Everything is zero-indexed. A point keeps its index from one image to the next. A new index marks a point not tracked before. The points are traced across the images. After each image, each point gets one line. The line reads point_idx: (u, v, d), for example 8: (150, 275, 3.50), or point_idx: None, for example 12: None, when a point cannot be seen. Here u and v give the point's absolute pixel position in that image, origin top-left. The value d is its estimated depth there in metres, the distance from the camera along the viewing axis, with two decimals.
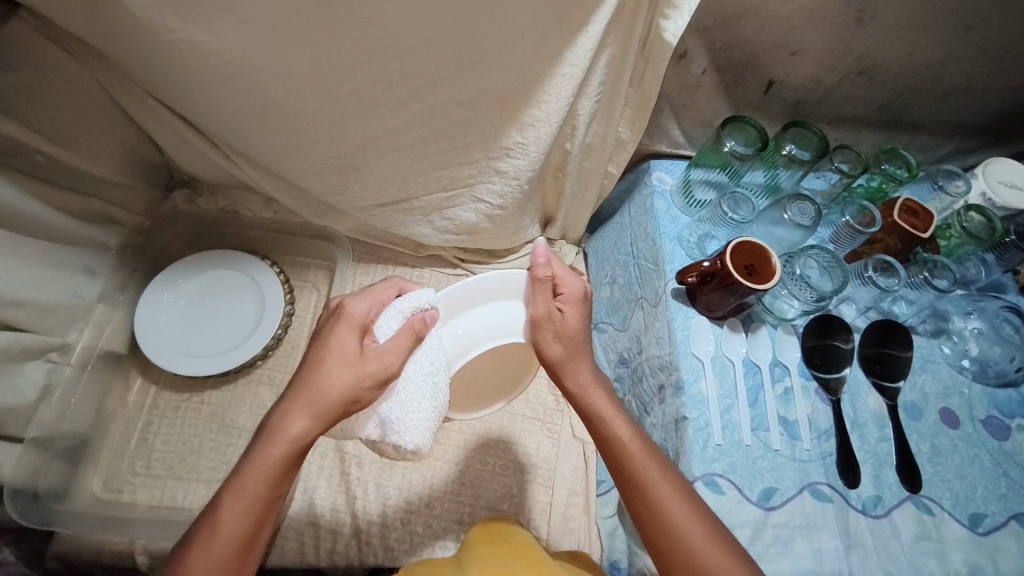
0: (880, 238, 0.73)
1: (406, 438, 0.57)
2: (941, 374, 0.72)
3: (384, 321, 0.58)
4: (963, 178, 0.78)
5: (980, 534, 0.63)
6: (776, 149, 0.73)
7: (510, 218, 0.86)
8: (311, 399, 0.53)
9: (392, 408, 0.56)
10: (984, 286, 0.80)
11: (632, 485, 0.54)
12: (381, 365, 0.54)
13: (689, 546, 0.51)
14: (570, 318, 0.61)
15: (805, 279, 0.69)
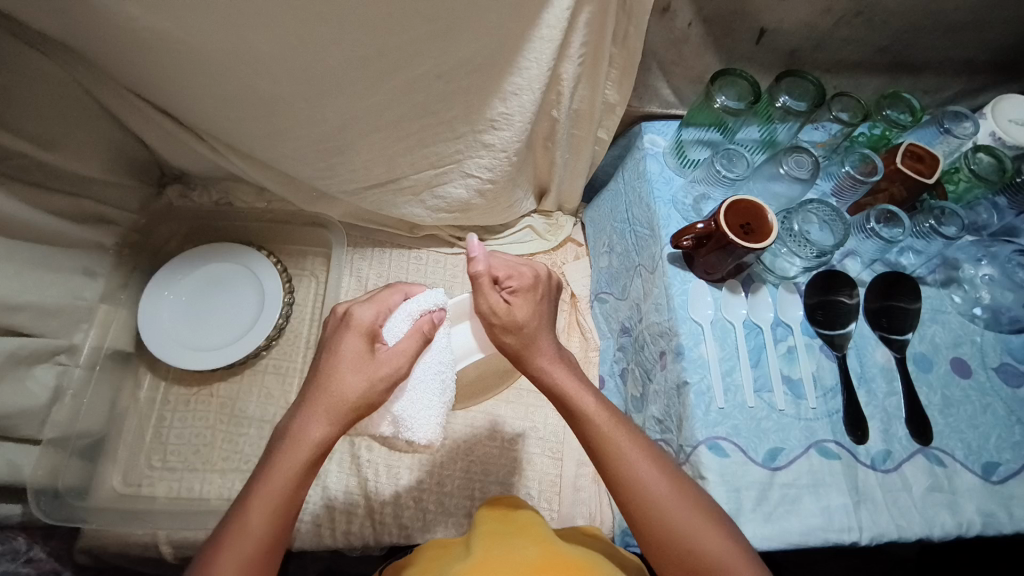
0: (883, 187, 0.70)
1: (419, 433, 0.59)
2: (951, 324, 0.70)
3: (393, 324, 0.59)
4: (970, 119, 0.74)
5: (993, 482, 0.62)
6: (769, 101, 0.70)
7: (502, 192, 0.85)
8: (325, 403, 0.52)
9: (404, 407, 0.59)
10: (996, 231, 0.77)
11: (605, 461, 0.54)
12: (392, 367, 0.55)
13: (665, 519, 0.51)
14: (521, 306, 0.59)
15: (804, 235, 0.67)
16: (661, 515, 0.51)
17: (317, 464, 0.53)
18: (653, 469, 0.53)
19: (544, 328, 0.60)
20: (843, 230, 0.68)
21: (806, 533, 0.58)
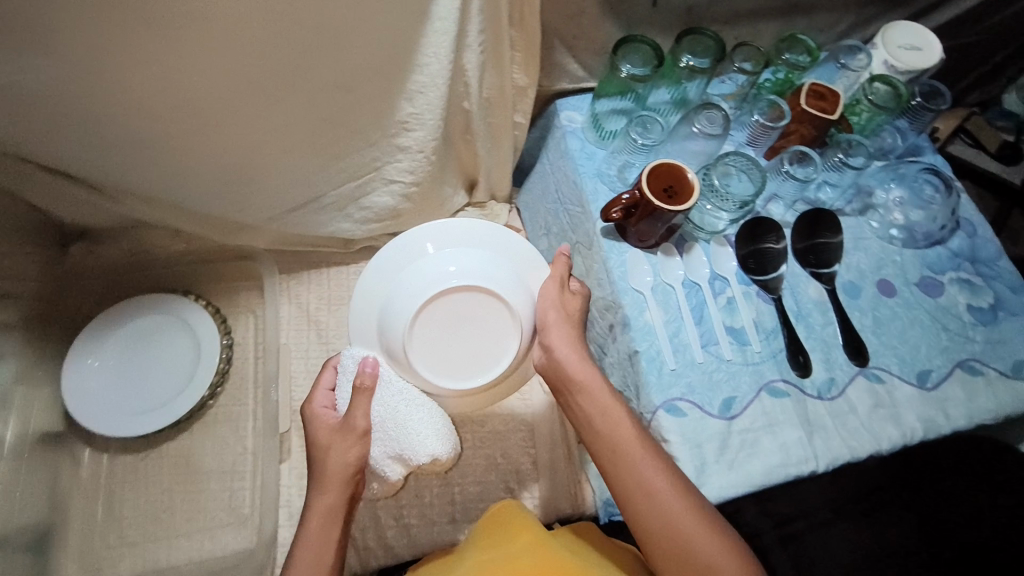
0: (793, 129, 0.71)
1: (419, 453, 0.66)
2: (873, 249, 0.73)
3: (340, 395, 0.65)
4: (864, 52, 0.76)
5: (929, 389, 0.66)
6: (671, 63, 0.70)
7: (428, 193, 0.83)
8: (322, 480, 0.59)
9: (390, 445, 0.66)
10: (903, 153, 0.81)
11: (619, 457, 0.55)
12: (348, 426, 0.61)
13: (665, 534, 0.52)
14: (576, 299, 0.66)
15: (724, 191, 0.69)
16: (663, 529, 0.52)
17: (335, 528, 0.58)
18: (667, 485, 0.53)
19: (578, 335, 0.64)
20: (758, 176, 0.70)
21: (768, 472, 0.60)
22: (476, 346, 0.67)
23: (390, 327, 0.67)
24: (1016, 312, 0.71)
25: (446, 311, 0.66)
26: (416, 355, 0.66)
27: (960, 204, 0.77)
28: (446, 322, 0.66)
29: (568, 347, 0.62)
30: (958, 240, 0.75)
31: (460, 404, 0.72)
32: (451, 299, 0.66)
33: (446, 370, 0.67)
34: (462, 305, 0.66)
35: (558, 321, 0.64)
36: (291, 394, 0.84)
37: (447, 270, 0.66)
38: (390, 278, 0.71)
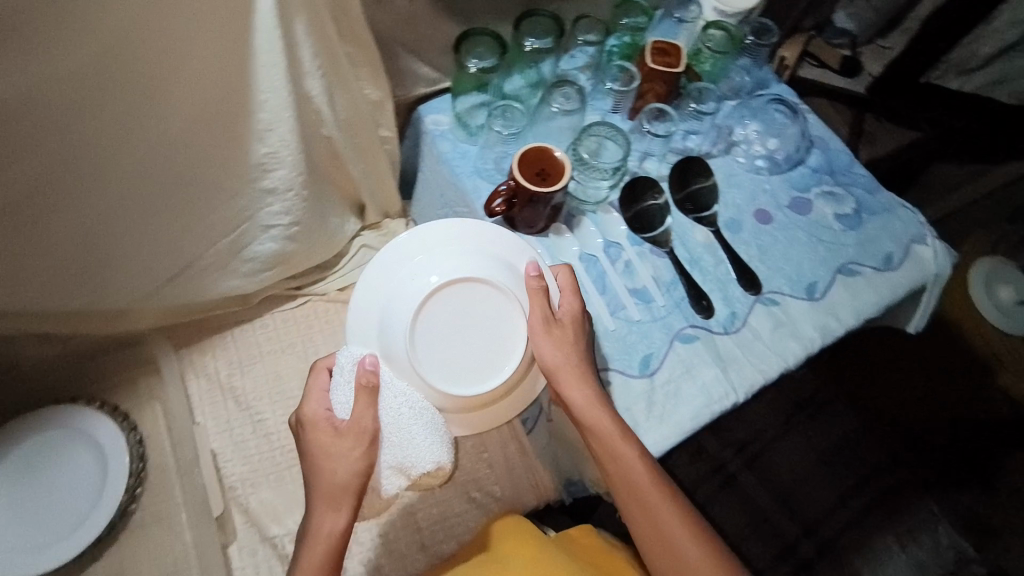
0: (647, 88, 0.72)
1: (424, 463, 0.55)
2: (744, 184, 0.76)
3: (337, 396, 0.55)
4: (694, 4, 0.78)
5: (818, 299, 0.71)
6: (517, 48, 0.71)
7: (312, 230, 0.80)
8: (328, 498, 0.53)
9: (395, 459, 0.54)
10: (753, 88, 0.82)
11: (636, 506, 0.55)
12: (357, 427, 0.53)
13: (669, 567, 0.53)
14: (568, 332, 0.58)
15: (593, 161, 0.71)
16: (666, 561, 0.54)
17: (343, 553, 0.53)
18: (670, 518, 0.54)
19: (585, 372, 0.58)
20: (624, 140, 0.72)
21: (695, 416, 0.63)
22: (486, 347, 0.58)
23: (388, 330, 0.58)
24: (878, 210, 0.75)
25: (449, 306, 0.58)
26: (418, 360, 0.56)
27: (809, 124, 0.80)
28: (450, 320, 0.58)
29: (573, 384, 0.57)
30: (815, 156, 0.78)
31: (477, 424, 0.61)
32: (453, 291, 0.58)
33: (453, 376, 0.57)
34: (467, 298, 0.58)
35: (564, 364, 0.57)
36: (220, 471, 0.84)
37: (451, 262, 0.58)
38: (391, 272, 0.60)
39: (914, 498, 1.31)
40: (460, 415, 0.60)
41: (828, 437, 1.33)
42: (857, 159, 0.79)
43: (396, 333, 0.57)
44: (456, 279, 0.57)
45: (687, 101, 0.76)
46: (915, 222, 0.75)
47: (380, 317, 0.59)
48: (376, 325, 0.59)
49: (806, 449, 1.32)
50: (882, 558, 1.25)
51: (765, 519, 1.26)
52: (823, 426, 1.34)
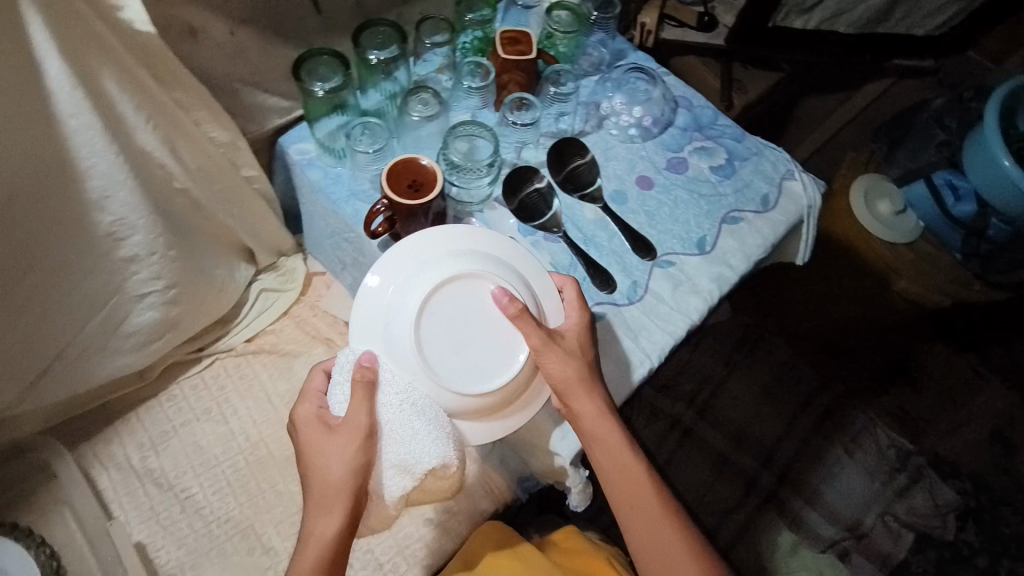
0: (506, 79, 0.72)
1: (423, 462, 0.52)
2: (622, 154, 0.78)
3: (336, 394, 0.55)
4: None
5: (709, 252, 0.74)
6: (363, 62, 0.65)
7: (196, 288, 0.76)
8: (326, 500, 0.53)
9: (392, 454, 0.52)
10: (611, 60, 0.84)
11: (632, 507, 0.60)
12: (352, 425, 0.52)
13: (667, 569, 0.59)
14: (572, 340, 0.60)
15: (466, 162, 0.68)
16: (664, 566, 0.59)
17: (341, 553, 0.54)
18: (667, 526, 0.60)
19: (592, 381, 0.60)
20: (494, 135, 0.70)
21: None
22: (491, 348, 0.58)
23: (392, 331, 0.57)
24: (747, 155, 0.79)
25: (451, 302, 0.57)
26: (422, 361, 0.55)
27: (671, 85, 0.82)
28: (454, 319, 0.57)
29: (586, 402, 0.59)
30: (682, 116, 0.81)
31: (490, 431, 0.59)
32: (457, 288, 0.57)
33: (456, 375, 0.56)
34: (470, 297, 0.57)
35: (575, 376, 0.59)
36: (153, 561, 0.78)
37: (456, 261, 0.58)
38: (391, 273, 0.59)
39: (845, 408, 1.55)
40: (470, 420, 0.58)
41: (765, 368, 1.55)
42: (720, 112, 0.83)
43: (400, 332, 0.56)
44: (459, 276, 0.57)
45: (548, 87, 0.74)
46: (783, 161, 0.79)
47: (384, 317, 0.58)
48: (379, 327, 0.58)
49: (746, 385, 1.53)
50: (830, 467, 1.49)
51: (729, 459, 1.44)
52: (760, 361, 1.55)
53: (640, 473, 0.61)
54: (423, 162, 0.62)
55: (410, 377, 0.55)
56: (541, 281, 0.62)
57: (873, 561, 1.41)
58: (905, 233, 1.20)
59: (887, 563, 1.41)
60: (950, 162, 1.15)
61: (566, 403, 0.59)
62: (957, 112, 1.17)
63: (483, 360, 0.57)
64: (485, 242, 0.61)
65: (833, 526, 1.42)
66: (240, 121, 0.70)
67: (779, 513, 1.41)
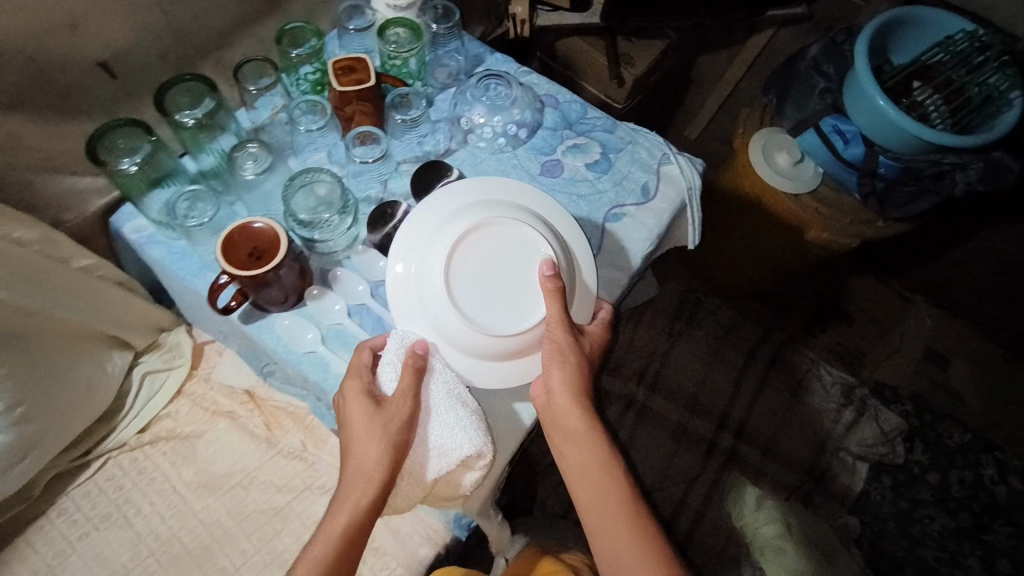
0: (349, 111, 0.66)
1: (463, 447, 0.56)
2: (493, 167, 0.74)
3: (385, 377, 0.57)
4: (366, 8, 0.71)
5: (596, 256, 0.71)
6: (175, 127, 0.57)
7: (52, 396, 0.69)
8: (352, 478, 0.55)
9: (437, 437, 0.56)
10: (469, 67, 0.80)
11: (588, 493, 0.59)
12: (397, 410, 0.55)
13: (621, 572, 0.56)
14: (591, 341, 0.63)
15: (317, 213, 0.61)
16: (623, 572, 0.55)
17: (360, 532, 0.55)
18: (626, 528, 0.57)
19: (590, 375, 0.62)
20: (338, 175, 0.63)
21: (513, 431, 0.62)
22: (521, 307, 0.59)
23: (422, 269, 0.60)
24: (622, 145, 0.76)
25: (490, 251, 0.59)
26: (451, 300, 0.57)
27: (534, 83, 0.79)
28: (490, 267, 0.59)
29: (567, 394, 0.60)
30: (550, 115, 0.77)
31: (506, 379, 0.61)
32: (497, 240, 0.59)
33: (486, 318, 0.58)
34: (510, 251, 0.59)
35: (577, 366, 0.60)
36: None
37: (499, 217, 0.60)
38: (426, 228, 0.61)
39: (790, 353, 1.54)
40: (487, 362, 0.60)
41: (707, 331, 1.52)
42: (589, 104, 0.80)
43: (431, 265, 0.59)
44: (499, 228, 0.59)
45: (397, 115, 0.69)
46: (658, 145, 0.77)
47: (414, 259, 0.60)
48: (405, 271, 0.61)
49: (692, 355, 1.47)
50: (784, 412, 1.45)
51: (685, 429, 1.39)
52: (701, 325, 1.53)
53: (605, 471, 0.59)
54: (254, 225, 0.55)
55: (435, 315, 0.58)
56: (581, 262, 0.64)
57: (836, 500, 1.45)
58: (806, 180, 1.26)
59: (848, 497, 1.46)
60: (835, 109, 1.16)
61: (549, 377, 0.60)
62: (833, 58, 1.17)
63: (508, 321, 0.58)
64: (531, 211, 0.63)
65: (794, 472, 1.40)
66: (52, 211, 0.62)
67: (740, 473, 1.36)
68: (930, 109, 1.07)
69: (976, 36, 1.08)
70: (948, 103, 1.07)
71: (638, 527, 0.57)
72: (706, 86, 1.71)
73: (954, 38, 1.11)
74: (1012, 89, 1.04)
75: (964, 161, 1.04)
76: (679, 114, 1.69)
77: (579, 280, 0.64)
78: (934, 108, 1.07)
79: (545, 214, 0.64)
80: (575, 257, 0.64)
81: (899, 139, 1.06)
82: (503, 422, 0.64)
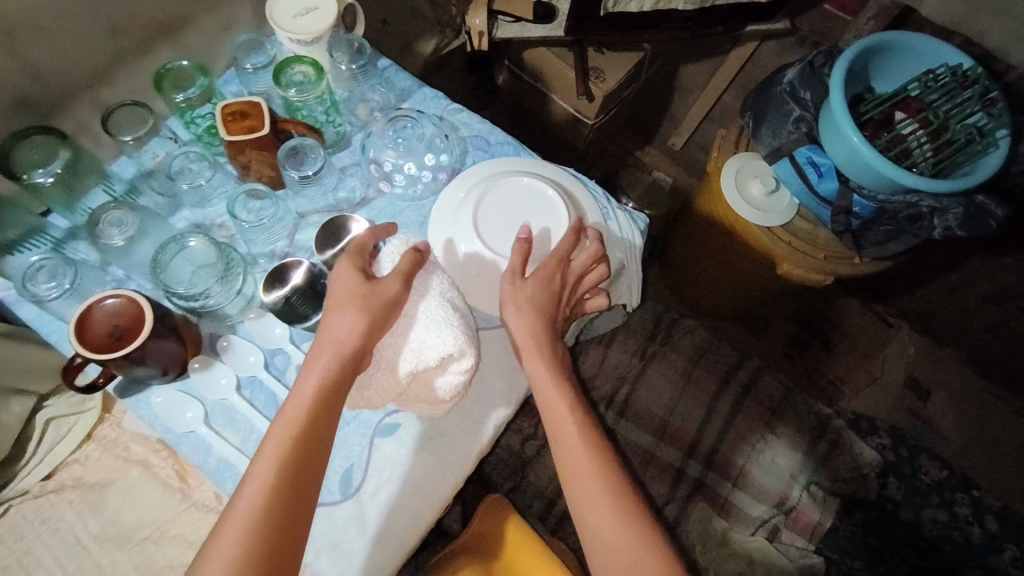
0: (245, 159, 0.61)
1: (441, 347, 0.55)
2: (410, 216, 0.68)
3: (385, 257, 0.58)
4: (267, 43, 0.68)
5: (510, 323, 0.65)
6: (29, 188, 0.54)
7: None
8: (322, 355, 0.53)
9: (420, 331, 0.55)
10: (393, 103, 0.74)
11: (564, 427, 0.61)
12: (386, 286, 0.55)
13: (586, 497, 0.58)
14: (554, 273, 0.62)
15: (189, 281, 0.57)
16: (592, 511, 0.57)
17: (325, 418, 0.52)
18: (602, 491, 0.58)
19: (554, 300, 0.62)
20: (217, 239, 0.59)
21: (412, 524, 0.56)
22: (539, 244, 0.64)
23: (456, 223, 0.66)
24: None
25: (505, 201, 0.65)
26: (479, 243, 0.64)
27: (463, 123, 0.73)
28: (510, 213, 0.65)
29: (521, 338, 0.61)
30: (474, 160, 0.72)
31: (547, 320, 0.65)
32: (510, 189, 0.65)
33: (508, 250, 0.64)
34: (525, 199, 0.65)
35: (544, 295, 0.61)
36: None
37: (512, 173, 0.67)
38: (466, 181, 0.68)
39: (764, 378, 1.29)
40: None
41: (683, 354, 1.29)
42: (523, 144, 0.74)
43: (459, 218, 0.65)
44: (515, 180, 0.66)
45: (291, 169, 0.61)
46: (599, 195, 0.72)
47: (450, 215, 0.67)
48: (445, 219, 0.67)
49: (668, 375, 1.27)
50: (756, 444, 1.23)
51: (652, 457, 1.23)
52: (677, 349, 1.29)
53: (585, 429, 0.61)
54: (103, 303, 0.51)
55: (474, 257, 0.64)
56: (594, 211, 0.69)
57: (801, 536, 1.19)
58: (780, 212, 1.20)
59: (814, 535, 1.20)
60: (809, 139, 1.10)
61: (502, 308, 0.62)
62: (811, 84, 1.10)
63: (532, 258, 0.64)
64: (541, 170, 0.69)
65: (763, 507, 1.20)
66: None
67: (707, 505, 1.20)
68: (913, 146, 0.99)
69: (959, 71, 1.00)
70: (931, 141, 0.99)
71: (612, 481, 0.59)
72: (691, 96, 1.62)
73: (936, 72, 1.03)
74: (1000, 127, 0.96)
75: (941, 205, 0.97)
76: (660, 125, 1.63)
77: (590, 222, 0.68)
78: (917, 145, 0.99)
79: (550, 170, 0.70)
80: (584, 206, 0.69)
81: (875, 179, 0.99)
82: None
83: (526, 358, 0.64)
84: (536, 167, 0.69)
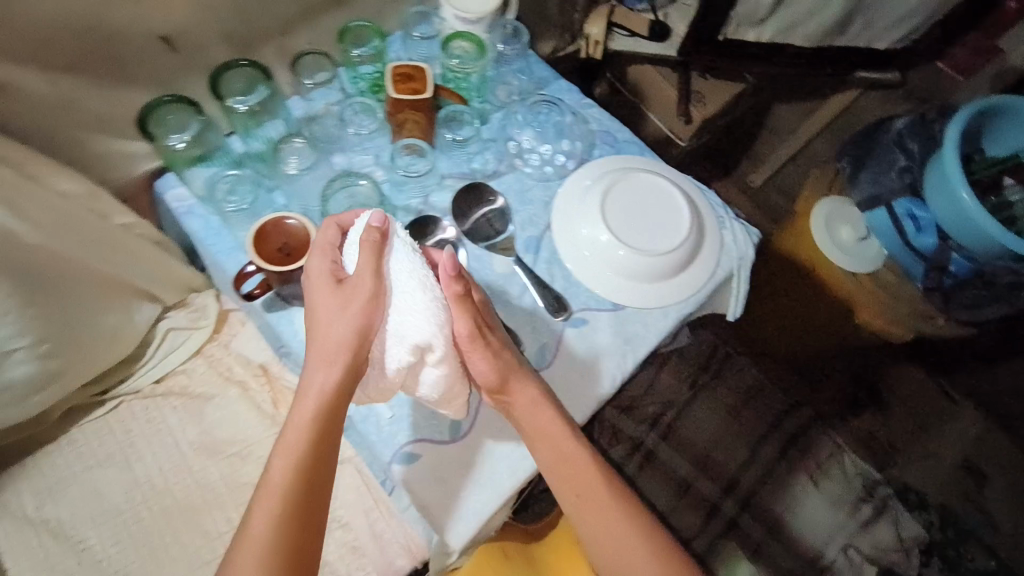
0: (403, 117, 0.67)
1: (420, 336, 0.49)
2: (537, 195, 0.72)
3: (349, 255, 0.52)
4: (435, 16, 0.75)
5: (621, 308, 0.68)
6: (228, 112, 0.63)
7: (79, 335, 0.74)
8: (323, 355, 0.49)
9: (397, 320, 0.49)
10: (531, 89, 0.79)
11: (578, 460, 0.57)
12: (361, 284, 0.49)
13: (603, 532, 0.56)
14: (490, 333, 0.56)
15: (345, 213, 0.64)
16: (612, 546, 0.55)
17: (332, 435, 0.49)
18: (622, 522, 0.56)
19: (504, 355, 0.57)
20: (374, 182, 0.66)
21: (514, 474, 0.59)
22: (662, 241, 0.67)
23: (582, 207, 0.69)
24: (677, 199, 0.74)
25: (633, 194, 0.68)
26: (604, 228, 0.67)
27: (593, 118, 0.78)
28: (636, 206, 0.68)
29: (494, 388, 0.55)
30: (601, 153, 0.76)
31: (657, 313, 0.68)
32: (638, 183, 0.69)
33: (632, 240, 0.67)
34: (652, 195, 0.68)
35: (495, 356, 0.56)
36: None
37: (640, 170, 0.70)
38: (593, 172, 0.72)
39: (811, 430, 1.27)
40: (651, 284, 0.68)
41: (733, 390, 1.27)
42: (647, 145, 0.77)
43: (586, 204, 0.69)
44: (645, 176, 0.69)
45: (448, 133, 0.71)
46: (717, 206, 0.74)
47: (576, 200, 0.71)
48: (571, 203, 0.71)
49: (714, 408, 1.24)
50: (794, 493, 1.20)
51: (688, 487, 1.16)
52: (728, 384, 1.28)
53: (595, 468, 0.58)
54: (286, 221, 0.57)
55: (597, 241, 0.68)
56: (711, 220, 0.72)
57: None
58: None
59: None
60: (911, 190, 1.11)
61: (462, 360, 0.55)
62: (920, 136, 1.11)
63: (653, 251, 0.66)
64: (665, 173, 0.73)
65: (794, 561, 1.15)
66: (103, 170, 0.71)
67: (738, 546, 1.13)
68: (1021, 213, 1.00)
69: None
70: None
71: (634, 513, 0.57)
72: None
73: None
74: None
75: None
76: None
77: (707, 229, 0.71)
78: None
79: (675, 175, 0.73)
80: (702, 213, 0.71)
81: (978, 240, 0.99)
82: (630, 342, 0.67)
83: (631, 344, 0.66)
84: (661, 170, 0.73)
